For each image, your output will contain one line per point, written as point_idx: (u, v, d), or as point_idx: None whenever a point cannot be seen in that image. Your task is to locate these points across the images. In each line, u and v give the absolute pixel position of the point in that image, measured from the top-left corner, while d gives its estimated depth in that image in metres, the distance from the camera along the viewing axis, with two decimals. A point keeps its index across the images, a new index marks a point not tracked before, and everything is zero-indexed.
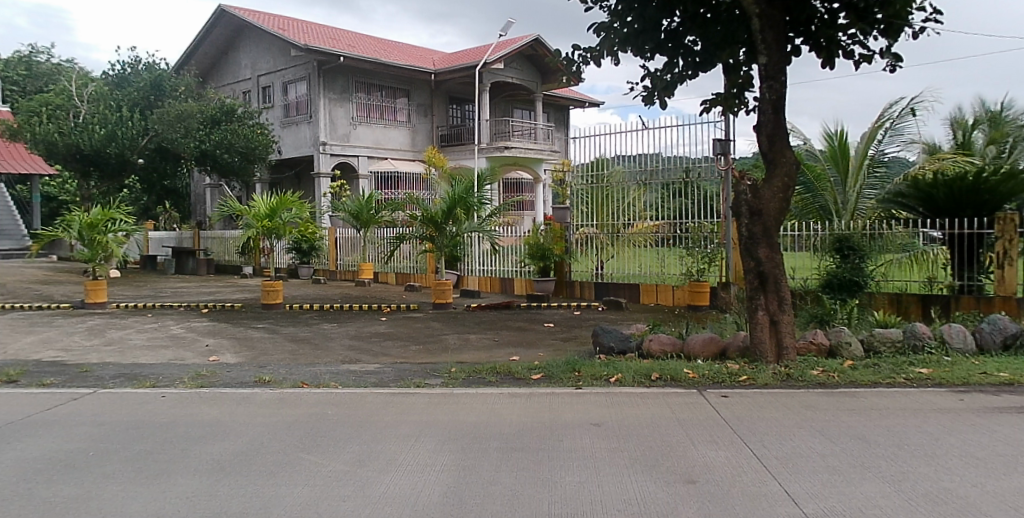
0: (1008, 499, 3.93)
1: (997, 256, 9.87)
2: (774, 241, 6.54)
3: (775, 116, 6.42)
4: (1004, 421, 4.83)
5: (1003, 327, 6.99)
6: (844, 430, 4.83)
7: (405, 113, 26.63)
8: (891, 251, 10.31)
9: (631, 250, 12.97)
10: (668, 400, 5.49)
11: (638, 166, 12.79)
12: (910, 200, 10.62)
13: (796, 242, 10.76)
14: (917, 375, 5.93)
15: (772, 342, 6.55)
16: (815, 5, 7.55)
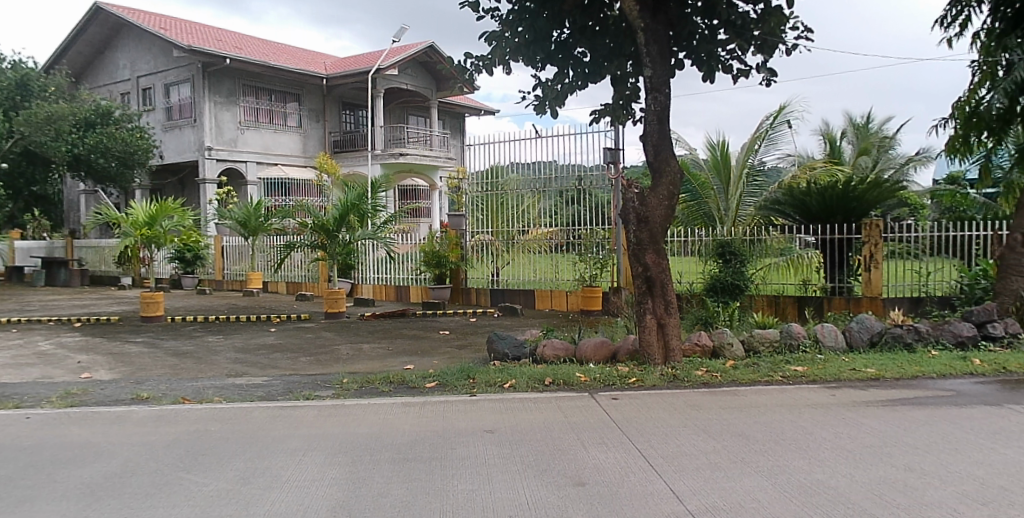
0: (873, 488, 4.19)
1: (865, 260, 10.53)
2: (661, 247, 6.73)
3: (661, 127, 6.77)
4: (869, 413, 5.17)
5: (869, 326, 7.49)
6: (726, 427, 5.04)
7: (296, 117, 26.05)
8: (770, 256, 10.84)
9: (526, 256, 13.15)
10: (561, 404, 5.56)
11: (531, 174, 12.92)
12: (786, 208, 11.14)
13: (683, 247, 11.10)
14: (792, 373, 6.24)
15: (660, 344, 6.75)
16: (694, 20, 7.80)
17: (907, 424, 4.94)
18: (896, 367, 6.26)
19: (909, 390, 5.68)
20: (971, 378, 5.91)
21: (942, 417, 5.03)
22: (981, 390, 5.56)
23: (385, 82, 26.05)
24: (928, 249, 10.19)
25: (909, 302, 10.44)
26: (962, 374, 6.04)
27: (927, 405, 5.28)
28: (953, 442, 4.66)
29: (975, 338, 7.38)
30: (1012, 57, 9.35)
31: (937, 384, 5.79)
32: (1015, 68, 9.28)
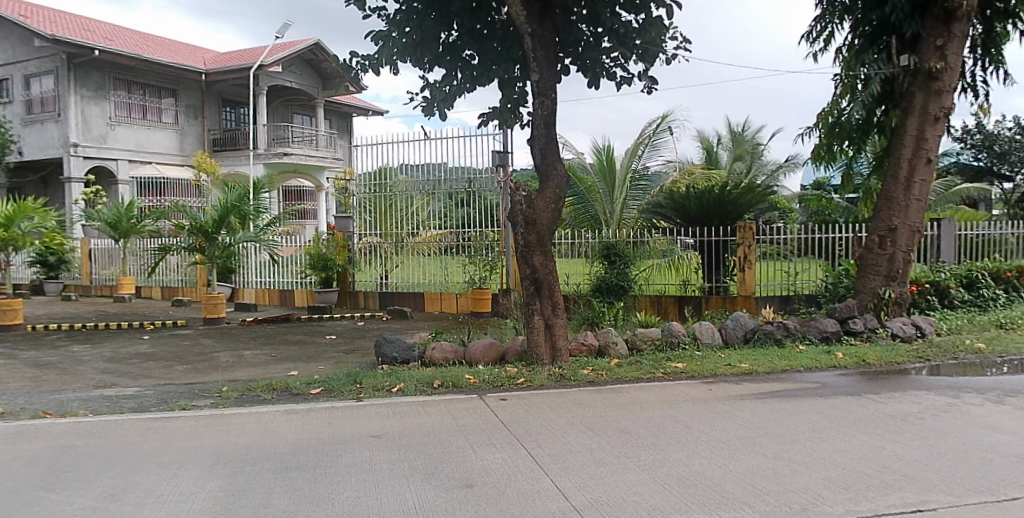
0: (747, 477, 4.41)
1: (739, 261, 10.92)
2: (547, 249, 6.86)
3: (548, 131, 6.76)
4: (743, 406, 5.45)
5: (743, 323, 7.89)
6: (610, 423, 5.18)
7: (173, 114, 24.95)
8: (653, 257, 11.17)
9: (415, 258, 13.14)
10: (449, 407, 5.57)
11: (423, 177, 12.94)
12: (668, 212, 11.67)
13: (570, 250, 11.35)
14: (673, 369, 6.50)
15: (547, 344, 6.89)
16: (580, 27, 7.99)
17: (777, 416, 5.23)
18: (767, 362, 6.64)
19: (778, 383, 6.03)
20: (833, 371, 6.36)
21: (808, 407, 5.38)
22: (842, 382, 6.00)
23: (270, 79, 25.48)
24: (797, 250, 10.82)
25: (779, 301, 10.95)
26: (826, 367, 6.49)
27: (795, 396, 5.63)
28: (819, 430, 4.97)
29: (838, 332, 7.89)
30: (869, 72, 9.86)
31: (804, 377, 6.20)
32: (872, 81, 9.82)
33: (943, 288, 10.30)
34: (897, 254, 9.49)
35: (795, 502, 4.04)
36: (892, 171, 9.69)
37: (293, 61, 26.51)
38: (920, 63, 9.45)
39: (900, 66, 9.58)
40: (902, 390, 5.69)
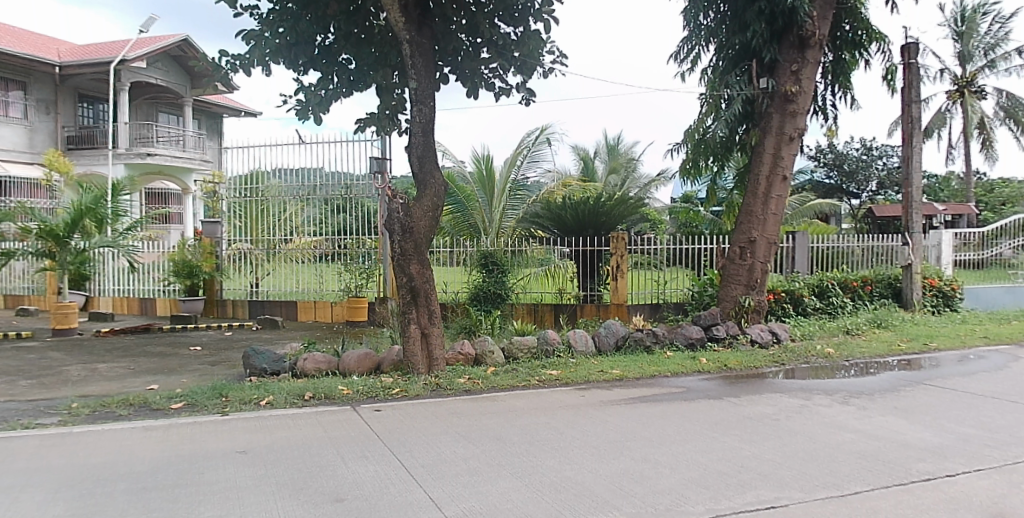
0: (614, 480, 4.53)
1: (612, 269, 11.14)
2: (425, 258, 6.90)
3: (425, 139, 6.87)
4: (613, 412, 5.64)
5: (615, 330, 8.15)
6: (485, 432, 5.23)
7: (20, 109, 23.09)
8: (530, 266, 11.15)
9: (288, 265, 12.78)
10: (321, 419, 5.47)
11: (297, 181, 12.56)
12: (545, 222, 11.82)
13: (448, 258, 11.32)
14: (548, 377, 6.64)
15: (423, 354, 6.91)
16: (459, 36, 8.12)
17: (646, 420, 5.43)
18: (637, 368, 6.91)
19: (646, 388, 6.29)
20: (698, 376, 6.72)
21: (674, 411, 5.62)
22: (705, 386, 6.33)
23: (131, 76, 24.08)
24: (666, 259, 11.25)
25: (649, 309, 11.35)
26: (691, 372, 6.84)
27: (663, 401, 5.88)
28: (684, 433, 5.19)
29: (702, 339, 8.38)
30: (731, 93, 10.47)
31: (670, 382, 6.49)
32: (734, 101, 10.44)
33: (797, 296, 10.97)
34: (756, 265, 10.00)
35: (659, 503, 4.17)
36: (752, 186, 10.21)
37: (157, 57, 25.17)
38: (777, 86, 10.07)
39: (759, 88, 10.18)
40: (759, 393, 6.06)
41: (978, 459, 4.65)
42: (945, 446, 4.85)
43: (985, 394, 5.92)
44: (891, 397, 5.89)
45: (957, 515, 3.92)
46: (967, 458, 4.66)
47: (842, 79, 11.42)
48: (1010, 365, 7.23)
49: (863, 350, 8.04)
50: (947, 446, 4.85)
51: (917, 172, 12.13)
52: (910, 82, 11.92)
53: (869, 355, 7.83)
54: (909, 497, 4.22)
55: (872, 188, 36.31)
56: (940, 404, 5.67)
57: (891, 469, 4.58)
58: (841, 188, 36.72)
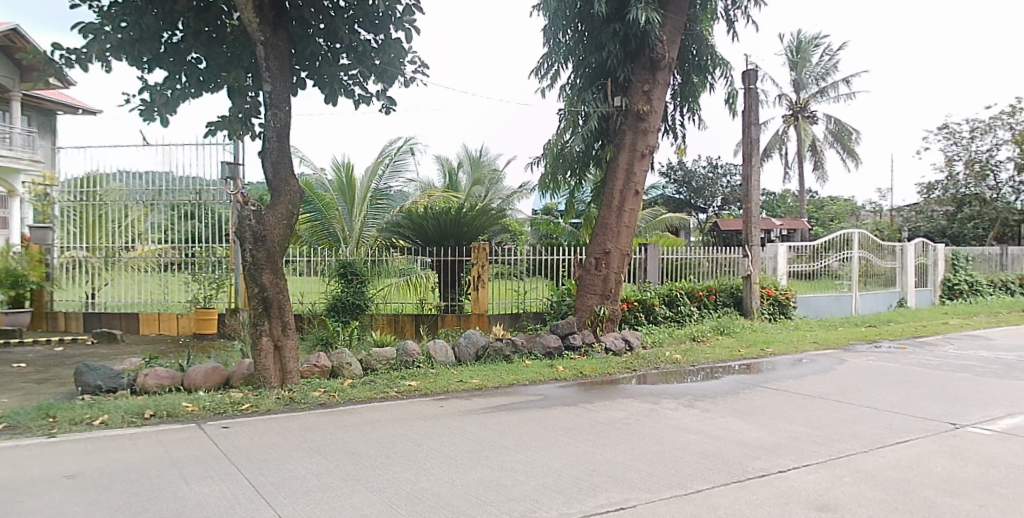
0: (470, 489, 4.51)
1: (472, 280, 11.36)
2: (278, 267, 6.82)
3: (279, 145, 6.89)
4: (471, 421, 5.68)
5: (475, 340, 8.32)
6: (340, 447, 5.12)
7: None
8: (391, 276, 11.08)
9: (131, 275, 11.93)
10: (161, 439, 5.20)
11: (141, 185, 11.88)
12: (406, 231, 11.43)
13: (305, 267, 11.08)
14: (406, 388, 6.63)
15: (277, 368, 6.81)
16: (317, 41, 7.98)
17: (504, 428, 5.49)
18: (496, 378, 7.06)
19: (504, 397, 6.41)
20: (555, 383, 6.93)
21: (531, 419, 5.74)
22: (562, 393, 6.53)
23: None
24: (527, 270, 11.53)
25: (509, 319, 11.50)
26: (547, 380, 7.09)
27: (520, 409, 5.99)
28: (540, 439, 5.28)
29: (559, 348, 8.71)
30: (588, 109, 10.91)
31: (528, 390, 6.65)
32: (590, 118, 10.87)
33: (649, 304, 11.60)
34: (610, 275, 10.33)
35: (514, 509, 4.19)
36: (607, 199, 10.54)
37: None
38: (631, 104, 10.49)
39: (614, 106, 10.76)
40: (612, 399, 6.32)
41: (806, 454, 5.02)
42: (777, 444, 5.20)
43: (812, 394, 6.46)
44: (731, 399, 6.29)
45: (785, 509, 4.21)
46: (796, 453, 5.03)
47: (690, 101, 12.10)
48: (834, 367, 7.93)
49: (708, 356, 8.59)
50: (780, 443, 5.20)
51: (757, 190, 12.94)
52: (750, 106, 12.67)
53: (713, 361, 8.36)
54: (745, 493, 4.49)
55: (717, 204, 38.79)
56: (774, 405, 6.11)
57: (730, 467, 4.84)
58: (690, 203, 38.82)
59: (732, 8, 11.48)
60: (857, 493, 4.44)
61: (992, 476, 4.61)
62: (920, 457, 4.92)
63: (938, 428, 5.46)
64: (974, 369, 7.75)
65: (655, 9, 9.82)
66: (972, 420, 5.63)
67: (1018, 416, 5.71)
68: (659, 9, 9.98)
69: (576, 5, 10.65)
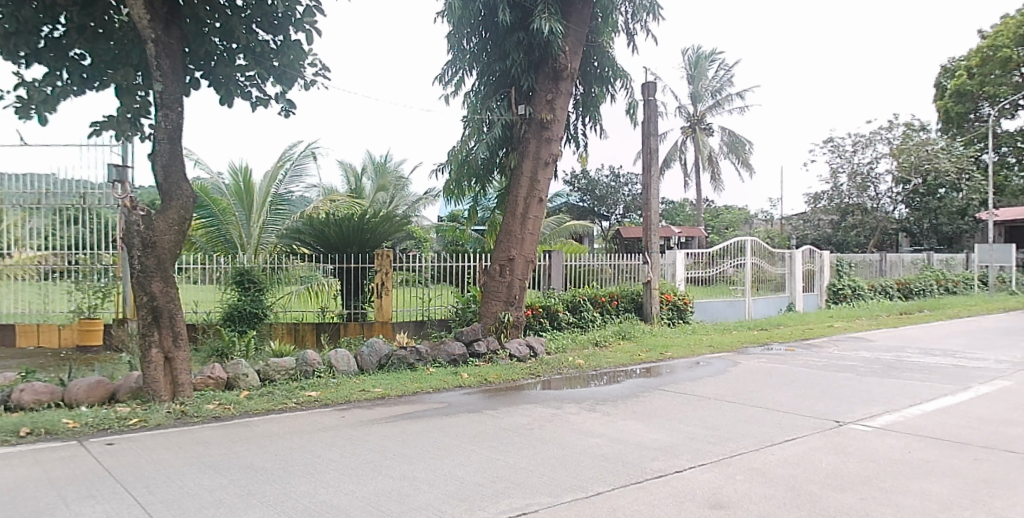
0: (371, 498, 4.40)
1: (376, 287, 11.17)
2: (169, 275, 6.61)
3: (171, 146, 6.69)
4: (372, 431, 5.59)
5: (378, 349, 8.30)
6: (235, 461, 4.93)
7: None
8: (291, 283, 10.77)
9: (5, 283, 11.02)
10: (39, 458, 4.88)
11: (19, 187, 11.05)
12: (307, 238, 11.26)
13: (201, 275, 10.29)
14: (306, 399, 6.50)
15: (167, 380, 6.57)
16: (212, 40, 7.83)
17: (406, 437, 5.43)
18: (399, 386, 7.00)
19: (407, 405, 6.36)
20: (459, 390, 6.93)
21: (434, 427, 5.69)
22: (466, 400, 6.53)
23: None
24: (432, 278, 11.35)
25: (413, 326, 11.39)
26: (451, 387, 7.10)
27: (423, 417, 5.95)
28: (442, 447, 5.24)
29: (464, 355, 8.79)
30: (493, 116, 11.09)
31: (433, 398, 6.62)
32: (494, 126, 11.10)
33: (554, 311, 11.85)
34: (514, 282, 10.42)
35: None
36: (511, 207, 10.59)
37: None
38: (534, 113, 10.67)
39: (518, 114, 10.99)
40: (516, 405, 6.37)
41: (702, 454, 5.17)
42: (675, 445, 5.35)
43: (708, 396, 6.70)
44: (631, 403, 6.44)
45: (681, 508, 4.31)
46: (692, 453, 5.18)
47: (592, 111, 12.35)
48: (728, 369, 8.27)
49: (610, 361, 8.79)
50: (677, 444, 5.35)
51: (656, 199, 13.31)
52: (650, 117, 13.06)
53: (614, 365, 8.56)
54: (644, 494, 4.57)
55: (619, 211, 39.81)
56: (672, 407, 6.30)
57: (629, 469, 4.93)
58: (594, 210, 39.60)
59: (631, 22, 11.83)
60: (749, 490, 4.60)
61: (871, 470, 4.89)
62: (807, 453, 5.17)
63: (822, 425, 5.75)
64: (855, 369, 8.24)
65: (558, 20, 10.01)
66: (853, 417, 5.96)
67: (893, 412, 6.09)
68: (562, 19, 10.16)
69: (481, 13, 10.75)
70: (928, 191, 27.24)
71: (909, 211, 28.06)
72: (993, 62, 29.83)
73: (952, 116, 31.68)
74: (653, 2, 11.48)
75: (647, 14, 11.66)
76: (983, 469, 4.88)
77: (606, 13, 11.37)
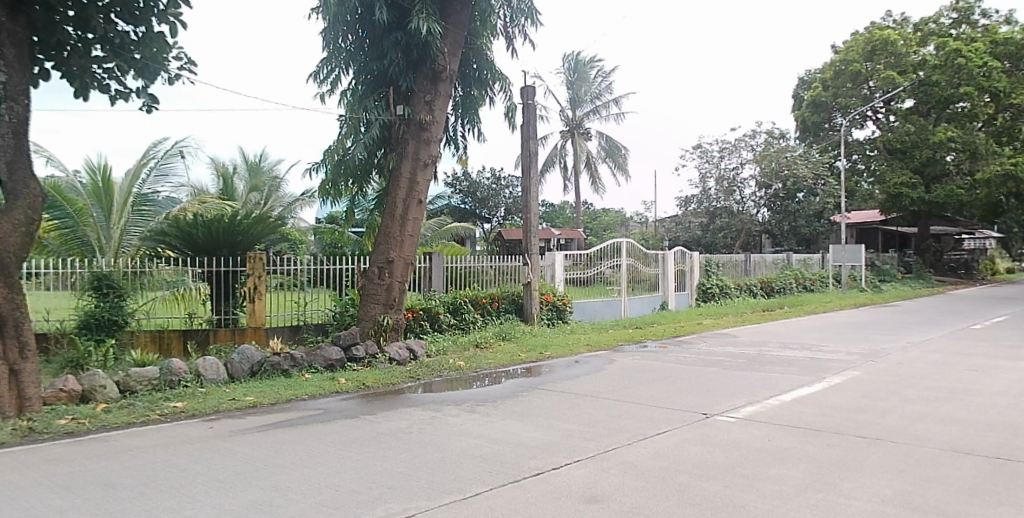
0: (241, 508, 4.20)
1: (249, 291, 10.79)
2: (14, 281, 6.20)
3: (17, 142, 6.34)
4: (243, 441, 5.41)
5: (250, 356, 8.15)
6: (91, 480, 4.61)
7: None
8: (155, 289, 10.23)
9: None
10: None
11: None
12: (173, 240, 10.91)
13: (56, 281, 9.56)
14: (171, 410, 6.26)
15: (13, 394, 6.14)
16: (64, 29, 7.49)
17: (278, 446, 5.27)
18: (272, 394, 6.88)
19: (281, 413, 6.22)
20: (335, 396, 6.87)
21: (309, 434, 5.57)
22: (342, 406, 6.46)
23: None
24: (310, 281, 11.34)
25: (289, 331, 11.04)
26: (327, 393, 7.01)
27: (297, 425, 5.82)
28: (317, 455, 5.12)
29: (340, 360, 8.83)
30: (370, 117, 10.89)
31: (308, 405, 6.51)
32: (372, 126, 10.90)
33: (434, 313, 11.92)
34: (394, 284, 10.46)
35: None
36: (390, 209, 10.59)
37: None
38: (413, 114, 10.72)
39: (396, 115, 10.88)
40: (394, 409, 6.33)
41: (577, 450, 5.29)
42: (552, 442, 5.45)
43: (584, 394, 6.90)
44: (510, 403, 6.55)
45: (556, 503, 4.39)
46: (569, 450, 5.30)
47: (470, 114, 12.46)
48: (601, 367, 8.58)
49: (490, 362, 8.94)
50: (554, 442, 5.46)
51: (535, 202, 13.56)
52: (529, 121, 13.32)
53: (494, 366, 8.73)
54: (521, 492, 4.60)
55: (501, 213, 40.00)
56: (549, 406, 6.44)
57: (508, 467, 4.97)
58: (475, 213, 39.57)
59: (510, 26, 12.01)
60: (622, 483, 4.74)
61: (736, 458, 5.16)
62: (677, 445, 5.39)
63: (690, 418, 6.03)
64: (721, 363, 8.74)
65: (436, 21, 10.12)
66: (719, 409, 6.29)
67: (755, 404, 6.48)
68: (440, 20, 10.28)
69: (356, 11, 10.53)
70: (787, 195, 30.00)
71: (770, 214, 30.73)
72: (845, 75, 32.48)
73: (809, 125, 34.34)
74: (530, 8, 11.73)
75: (525, 19, 11.83)
76: (834, 453, 5.26)
77: (484, 16, 11.48)
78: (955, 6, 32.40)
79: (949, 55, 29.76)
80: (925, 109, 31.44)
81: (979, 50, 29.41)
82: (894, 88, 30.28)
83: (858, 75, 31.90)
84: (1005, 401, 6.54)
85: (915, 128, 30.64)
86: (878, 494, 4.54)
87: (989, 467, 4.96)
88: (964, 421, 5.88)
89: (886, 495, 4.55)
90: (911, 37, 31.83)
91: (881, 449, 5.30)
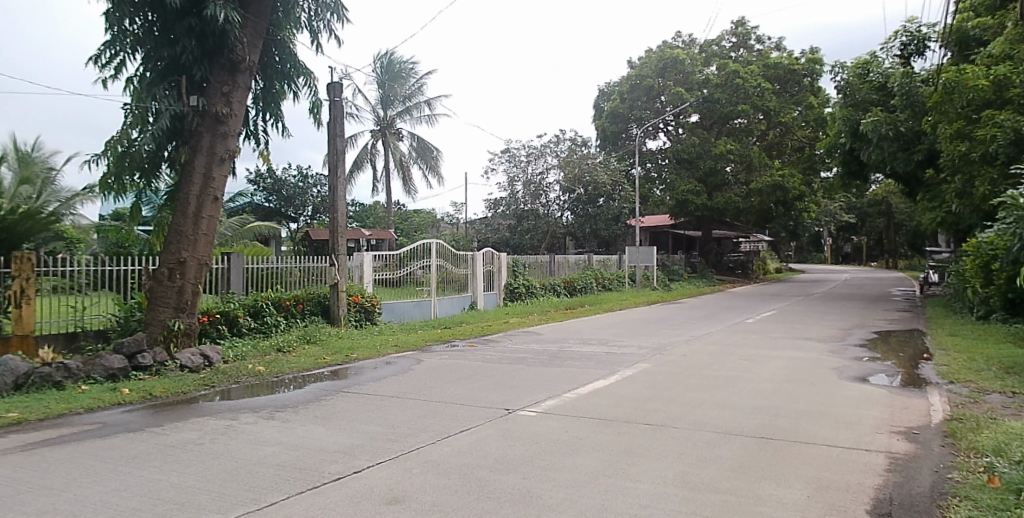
0: None
1: (14, 295, 9.75)
2: None
3: None
4: (4, 462, 4.92)
5: (13, 367, 7.43)
6: None
7: None
8: None
9: None
10: None
11: None
12: None
13: None
14: None
15: None
16: None
17: (48, 467, 4.83)
18: (41, 408, 6.34)
19: (51, 430, 5.74)
20: (117, 409, 6.46)
21: (86, 451, 5.18)
22: (125, 419, 6.09)
23: None
24: (88, 283, 10.64)
25: (62, 340, 10.31)
26: (107, 406, 6.57)
27: (72, 442, 5.40)
28: (94, 474, 4.75)
29: (124, 368, 8.34)
30: (158, 106, 10.23)
31: (85, 419, 6.07)
32: (161, 116, 10.24)
33: (233, 317, 11.44)
34: (186, 286, 10.05)
35: None
36: (182, 205, 10.11)
37: None
38: (208, 105, 10.22)
39: (189, 106, 10.26)
40: (187, 420, 6.06)
41: (381, 452, 5.33)
42: (356, 445, 5.46)
43: (389, 396, 6.98)
44: (312, 407, 6.49)
45: (355, 505, 4.37)
46: (371, 452, 5.32)
47: (272, 107, 12.08)
48: (406, 367, 8.73)
49: (293, 366, 8.82)
50: (357, 445, 5.47)
51: (342, 202, 13.42)
52: (336, 118, 13.13)
53: (298, 370, 8.61)
54: (319, 498, 4.53)
55: (308, 213, 39.02)
56: (352, 408, 6.45)
57: (308, 474, 4.90)
58: (280, 212, 38.31)
59: (315, 20, 11.66)
60: (424, 482, 4.81)
61: (534, 450, 5.44)
62: (480, 441, 5.60)
63: (493, 415, 6.27)
64: (525, 359, 9.18)
65: (234, 9, 9.78)
66: (519, 405, 6.60)
67: (553, 398, 6.87)
68: (238, 9, 9.97)
69: None
70: (589, 200, 31.92)
71: (573, 217, 32.55)
72: (639, 89, 34.61)
73: (608, 134, 36.29)
74: (337, 3, 11.47)
75: (330, 13, 11.54)
76: (623, 440, 5.68)
77: (286, 7, 11.18)
78: (734, 31, 35.61)
79: (728, 74, 33.04)
80: (708, 123, 34.45)
81: (753, 72, 33.14)
82: (681, 103, 33.07)
83: (651, 89, 34.31)
84: (770, 386, 7.43)
85: (699, 140, 33.47)
86: (659, 476, 4.95)
87: (754, 446, 5.59)
88: (734, 406, 6.60)
89: (667, 477, 4.97)
90: (698, 57, 34.61)
91: (664, 435, 5.81)
